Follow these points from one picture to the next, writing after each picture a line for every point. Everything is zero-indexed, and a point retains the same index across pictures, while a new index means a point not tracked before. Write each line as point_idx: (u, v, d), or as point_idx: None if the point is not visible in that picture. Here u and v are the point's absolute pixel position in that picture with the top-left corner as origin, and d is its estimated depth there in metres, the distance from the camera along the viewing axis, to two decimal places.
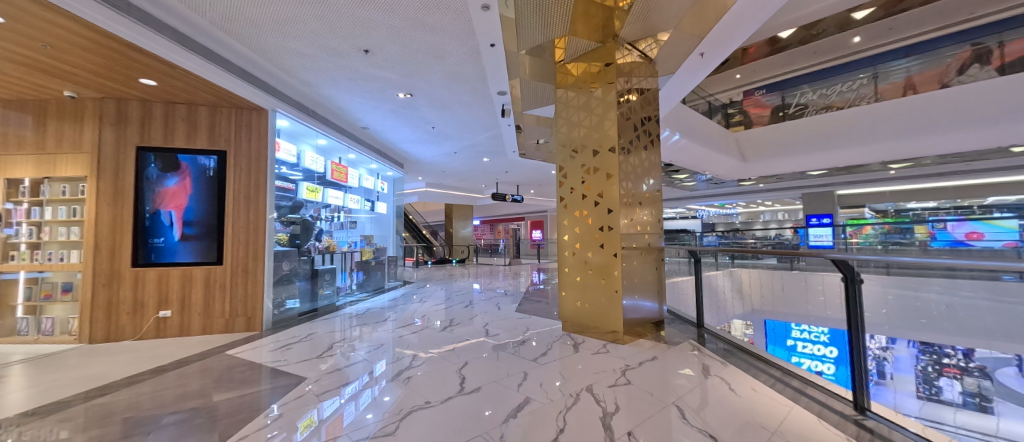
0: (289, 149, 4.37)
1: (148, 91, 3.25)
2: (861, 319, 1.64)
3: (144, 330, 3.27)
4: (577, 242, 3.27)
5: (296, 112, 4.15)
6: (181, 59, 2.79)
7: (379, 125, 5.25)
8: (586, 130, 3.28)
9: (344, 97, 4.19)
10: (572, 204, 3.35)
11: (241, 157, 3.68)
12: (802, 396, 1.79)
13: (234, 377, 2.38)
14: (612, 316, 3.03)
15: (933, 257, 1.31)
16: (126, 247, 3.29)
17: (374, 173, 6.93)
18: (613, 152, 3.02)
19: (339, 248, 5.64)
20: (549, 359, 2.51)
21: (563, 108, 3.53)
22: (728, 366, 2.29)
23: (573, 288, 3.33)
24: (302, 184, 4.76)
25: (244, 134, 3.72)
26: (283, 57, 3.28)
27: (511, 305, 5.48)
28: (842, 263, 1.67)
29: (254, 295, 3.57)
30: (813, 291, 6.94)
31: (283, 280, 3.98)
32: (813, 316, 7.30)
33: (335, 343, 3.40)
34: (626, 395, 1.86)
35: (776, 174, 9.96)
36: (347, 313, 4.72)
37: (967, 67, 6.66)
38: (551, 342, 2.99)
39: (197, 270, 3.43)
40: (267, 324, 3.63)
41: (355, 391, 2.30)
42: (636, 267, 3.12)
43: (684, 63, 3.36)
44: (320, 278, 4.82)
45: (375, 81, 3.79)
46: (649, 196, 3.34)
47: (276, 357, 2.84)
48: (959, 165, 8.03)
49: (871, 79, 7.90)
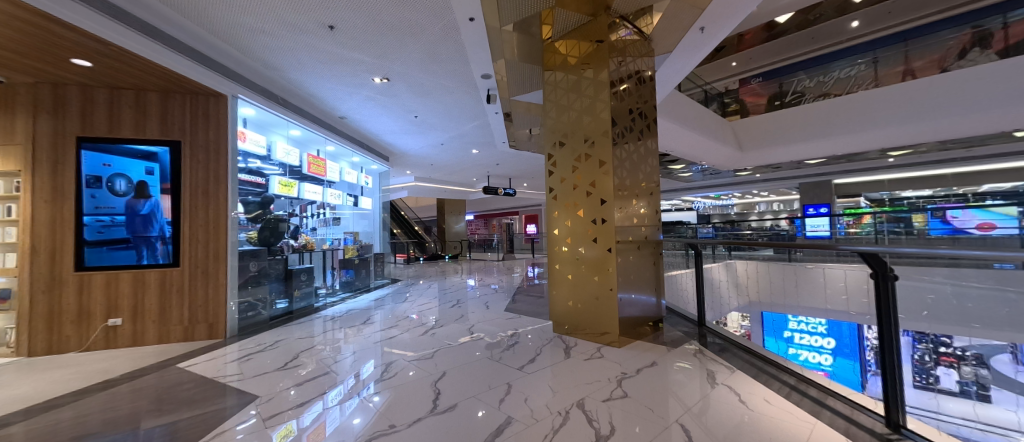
0: (257, 139, 4.05)
1: (84, 74, 2.86)
2: (894, 319, 1.40)
3: (92, 340, 2.95)
4: (568, 236, 2.99)
5: (262, 100, 3.80)
6: (114, 36, 2.40)
7: (357, 114, 4.90)
8: (576, 113, 2.96)
9: (316, 83, 3.86)
10: (562, 196, 3.05)
11: (199, 148, 3.33)
12: (823, 409, 1.56)
13: (177, 396, 2.07)
14: (605, 317, 2.75)
15: (978, 248, 1.06)
16: (68, 249, 2.95)
17: (357, 166, 6.57)
18: (606, 137, 2.72)
19: (318, 246, 5.34)
20: (537, 367, 2.24)
21: (551, 89, 3.18)
22: (736, 372, 2.03)
23: (563, 287, 3.04)
24: (274, 178, 4.48)
25: (201, 124, 3.34)
26: (239, 35, 2.93)
27: (502, 303, 5.23)
28: (871, 257, 1.43)
29: (216, 300, 3.26)
30: (839, 288, 6.51)
31: (250, 282, 3.67)
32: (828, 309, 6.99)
33: (306, 349, 3.11)
34: (622, 412, 1.62)
35: (773, 164, 9.79)
36: (325, 316, 4.43)
37: (966, 52, 6.54)
38: (542, 345, 2.74)
39: (151, 273, 3.11)
40: (231, 331, 3.33)
41: (340, 395, 2.13)
42: (632, 263, 2.87)
43: (683, 39, 3.10)
44: (297, 278, 4.51)
45: (347, 63, 3.46)
46: (645, 186, 3.08)
47: (234, 368, 2.54)
48: (958, 152, 7.90)
49: (870, 64, 7.72)
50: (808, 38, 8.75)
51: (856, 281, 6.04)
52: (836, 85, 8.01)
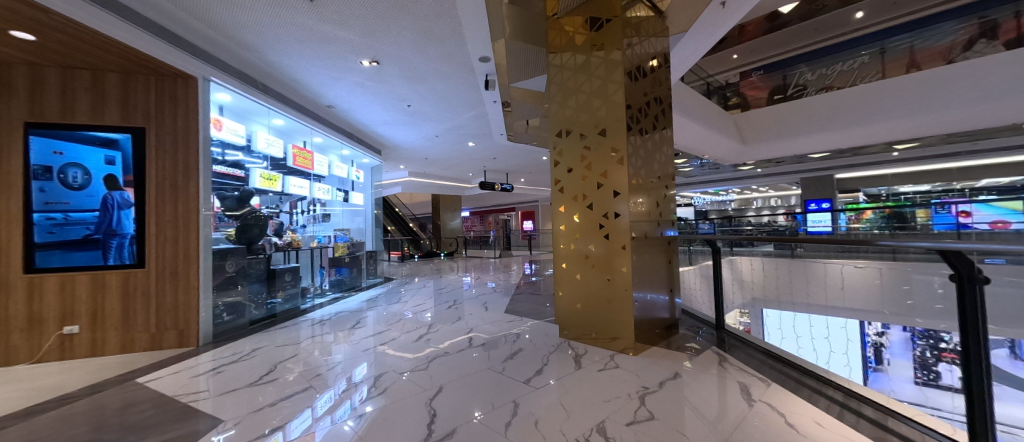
0: (235, 128, 3.72)
1: (27, 50, 2.44)
2: (981, 330, 1.17)
3: (45, 351, 2.57)
4: (577, 232, 2.73)
5: (238, 84, 3.44)
6: (58, 3, 2.03)
7: (345, 102, 4.58)
8: (586, 97, 2.67)
9: (298, 66, 3.54)
10: (569, 188, 2.79)
11: (165, 135, 2.94)
12: (889, 434, 1.33)
13: (127, 422, 1.76)
14: (617, 322, 2.50)
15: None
16: (14, 249, 2.55)
17: (347, 160, 6.23)
18: (622, 123, 2.44)
19: (306, 244, 5.07)
20: (550, 380, 1.98)
21: (557, 71, 2.88)
22: (772, 385, 1.80)
23: (570, 287, 2.79)
24: (255, 171, 4.20)
25: (167, 108, 2.95)
26: (205, 7, 2.58)
27: (501, 303, 4.97)
28: (952, 255, 1.20)
29: (188, 304, 2.91)
30: (859, 286, 6.55)
31: (227, 283, 3.32)
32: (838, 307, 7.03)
33: (286, 357, 2.81)
34: (653, 440, 1.37)
35: (777, 158, 9.61)
36: (313, 319, 4.12)
37: (972, 44, 6.41)
38: (549, 352, 2.48)
39: (112, 276, 2.73)
40: (205, 338, 2.98)
41: (331, 402, 1.97)
42: (646, 261, 2.63)
43: (701, 15, 2.82)
44: (280, 279, 4.19)
45: (333, 43, 3.14)
46: (661, 177, 2.84)
47: (202, 382, 2.23)
48: (964, 146, 7.77)
49: (876, 55, 7.52)
50: (810, 29, 8.50)
51: (895, 280, 5.97)
52: (838, 78, 7.83)
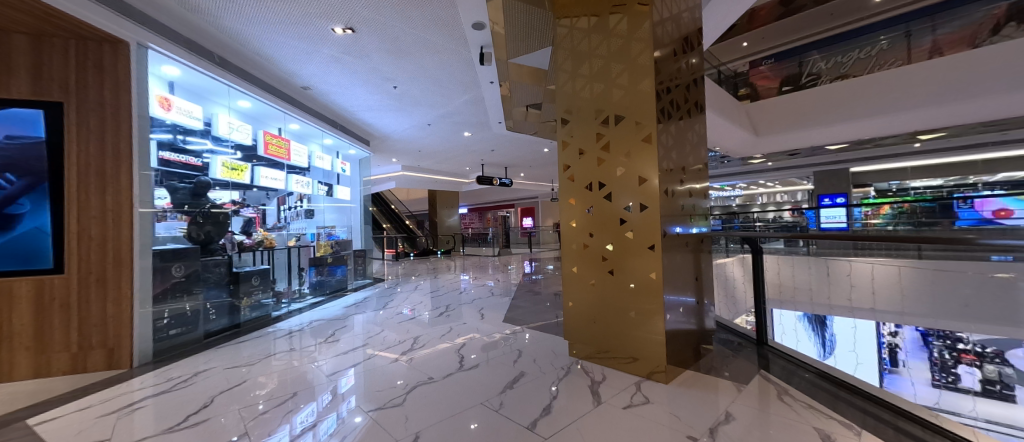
0: (187, 108, 3.23)
1: None
2: None
3: None
4: (591, 228, 2.25)
5: (188, 58, 2.92)
6: None
7: (324, 84, 4.10)
8: (602, 62, 2.16)
9: (259, 35, 3.03)
10: (579, 176, 2.33)
11: (90, 113, 2.41)
12: None
13: None
14: (640, 340, 2.01)
15: None
16: None
17: (330, 150, 5.77)
18: (649, 92, 1.91)
19: (281, 243, 4.58)
20: (564, 424, 1.49)
21: (566, 33, 2.37)
22: (865, 435, 1.32)
23: (582, 294, 2.34)
24: (216, 159, 3.76)
25: (92, 81, 2.43)
26: None
27: (499, 308, 4.51)
28: None
29: (120, 316, 2.41)
30: (880, 287, 6.36)
31: (175, 292, 2.83)
32: (867, 310, 6.76)
33: (239, 377, 2.33)
34: None
35: (790, 151, 9.14)
36: (285, 328, 3.61)
37: (1000, 27, 5.81)
38: (560, 377, 2.00)
39: (20, 284, 2.21)
40: (142, 357, 2.48)
41: (282, 438, 1.52)
42: (675, 263, 2.15)
43: None
44: (246, 283, 3.70)
45: (292, 5, 2.62)
46: (691, 163, 2.37)
47: (114, 421, 1.73)
48: (992, 136, 7.28)
49: (902, 37, 6.79)
50: (825, 16, 7.49)
51: (927, 280, 5.79)
52: (855, 66, 7.23)
